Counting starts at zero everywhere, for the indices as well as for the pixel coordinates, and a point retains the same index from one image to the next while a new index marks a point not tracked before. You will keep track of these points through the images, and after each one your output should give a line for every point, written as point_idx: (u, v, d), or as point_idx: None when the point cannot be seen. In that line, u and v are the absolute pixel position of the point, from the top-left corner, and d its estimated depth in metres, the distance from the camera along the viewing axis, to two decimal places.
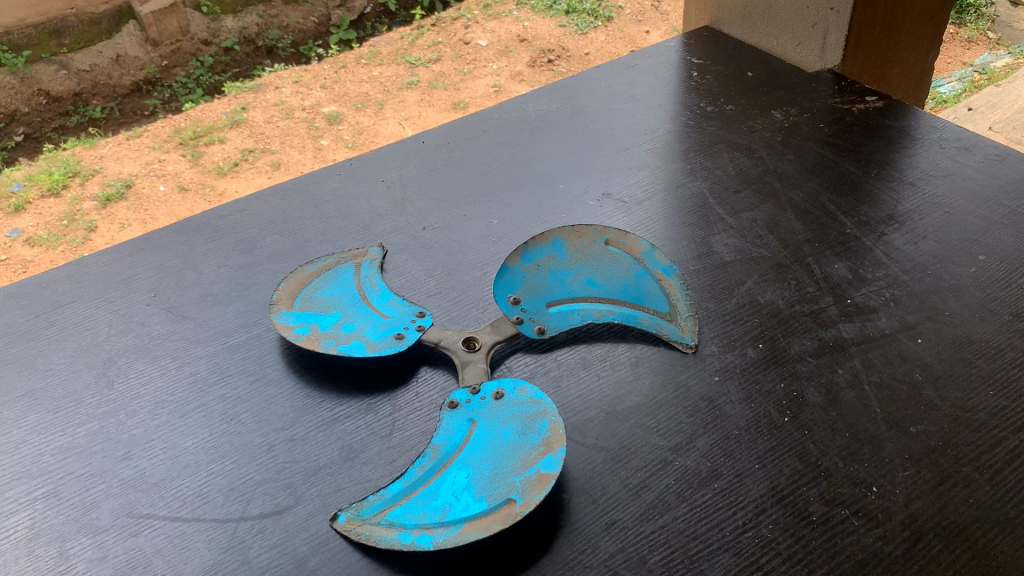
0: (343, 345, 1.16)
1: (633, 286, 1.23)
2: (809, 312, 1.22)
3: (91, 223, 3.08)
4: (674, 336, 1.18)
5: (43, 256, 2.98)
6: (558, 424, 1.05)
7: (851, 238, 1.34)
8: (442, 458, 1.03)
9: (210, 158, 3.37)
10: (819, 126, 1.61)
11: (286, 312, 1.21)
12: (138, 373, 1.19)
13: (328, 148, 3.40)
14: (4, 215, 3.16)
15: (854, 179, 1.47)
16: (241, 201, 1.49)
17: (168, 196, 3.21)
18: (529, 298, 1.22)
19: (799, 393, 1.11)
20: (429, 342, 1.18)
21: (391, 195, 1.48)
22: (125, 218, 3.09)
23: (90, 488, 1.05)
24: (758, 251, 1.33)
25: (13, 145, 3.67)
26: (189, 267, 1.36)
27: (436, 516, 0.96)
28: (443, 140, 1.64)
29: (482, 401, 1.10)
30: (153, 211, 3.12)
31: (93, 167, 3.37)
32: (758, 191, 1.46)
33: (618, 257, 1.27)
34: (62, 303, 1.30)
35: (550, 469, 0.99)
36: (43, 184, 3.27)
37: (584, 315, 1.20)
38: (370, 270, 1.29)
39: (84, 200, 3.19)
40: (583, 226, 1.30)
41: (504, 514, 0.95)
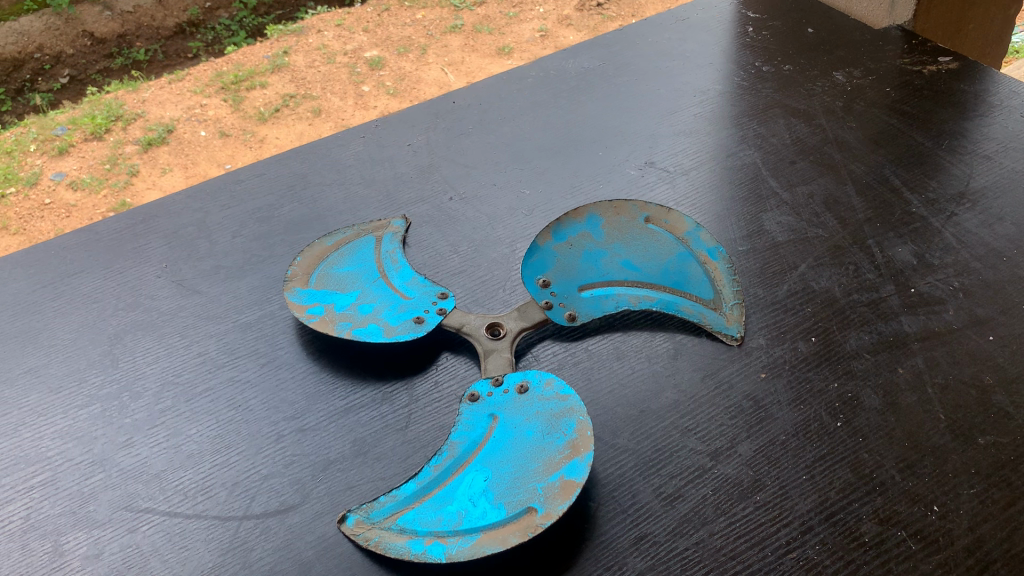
0: (359, 329, 1.08)
1: (674, 269, 1.12)
2: (868, 302, 1.11)
3: (135, 167, 2.68)
4: (717, 327, 1.09)
5: (85, 205, 2.61)
6: (585, 425, 0.96)
7: (917, 218, 1.22)
8: (459, 457, 0.95)
9: (251, 103, 2.93)
10: (886, 89, 1.47)
11: (300, 290, 1.14)
12: (143, 351, 1.13)
13: (369, 95, 2.98)
14: (46, 157, 2.77)
15: (922, 150, 1.34)
16: (259, 164, 1.41)
17: (213, 145, 2.79)
18: (560, 281, 1.12)
19: (854, 395, 1.01)
20: (451, 327, 1.10)
21: (419, 161, 1.39)
22: (168, 162, 2.71)
23: (89, 478, 0.99)
24: (814, 231, 1.21)
25: (57, 87, 3.15)
26: (203, 235, 1.28)
27: (451, 524, 0.88)
28: (476, 100, 1.53)
29: (505, 395, 1.01)
30: (196, 157, 2.73)
31: (137, 112, 2.90)
32: (816, 163, 1.33)
33: (659, 235, 1.16)
34: (70, 274, 1.24)
35: (575, 477, 0.91)
36: (86, 129, 2.84)
37: (619, 301, 1.10)
38: (392, 244, 1.21)
39: (128, 144, 2.77)
40: (621, 201, 1.20)
41: (523, 525, 0.87)
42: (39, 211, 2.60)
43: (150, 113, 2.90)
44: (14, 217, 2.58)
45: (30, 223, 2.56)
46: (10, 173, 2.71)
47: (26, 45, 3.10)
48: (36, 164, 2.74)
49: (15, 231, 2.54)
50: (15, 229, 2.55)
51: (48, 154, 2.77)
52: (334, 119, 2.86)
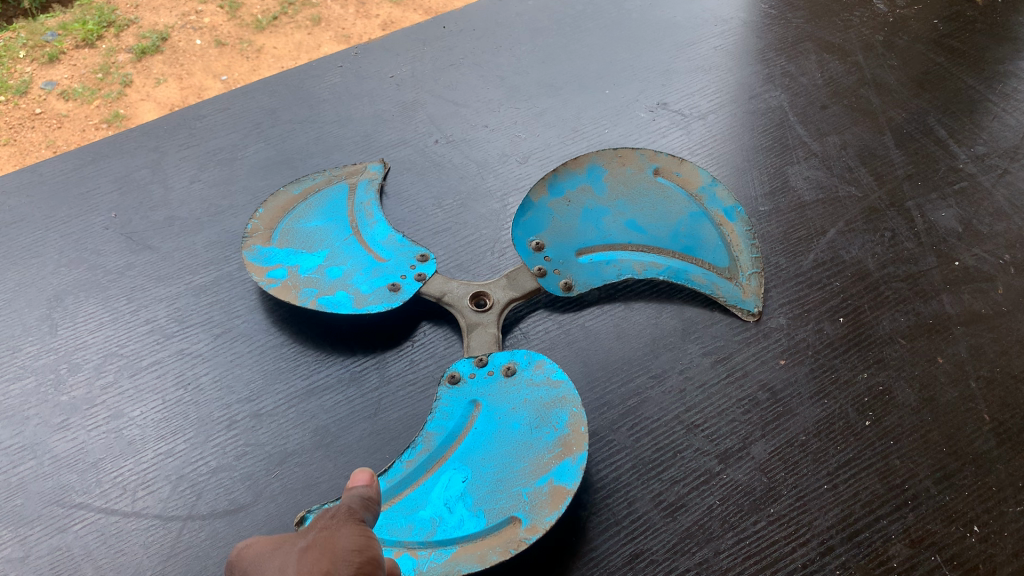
0: (325, 298, 0.94)
1: (685, 232, 0.98)
2: (905, 277, 0.98)
3: (130, 80, 1.77)
4: (732, 300, 0.95)
5: (78, 120, 1.71)
6: (580, 420, 0.83)
7: (964, 175, 1.08)
8: (434, 451, 0.82)
9: (248, 8, 1.98)
10: (932, 22, 1.31)
11: (261, 248, 0.99)
12: (86, 316, 1.00)
13: (372, 3, 2.05)
14: (30, 65, 1.80)
15: (972, 94, 1.18)
16: (223, 97, 1.26)
17: (211, 57, 1.85)
18: (555, 244, 0.98)
19: (886, 388, 0.88)
20: (430, 297, 0.97)
21: (402, 97, 1.24)
22: (161, 73, 1.79)
23: (17, 466, 0.88)
24: (845, 189, 1.07)
25: None
26: (157, 180, 1.15)
27: (422, 534, 0.75)
28: (470, 26, 1.36)
29: (489, 378, 0.88)
30: (196, 72, 1.81)
31: (129, 17, 1.89)
32: (851, 107, 1.18)
33: (669, 191, 1.02)
34: (8, 224, 1.10)
35: (566, 483, 0.79)
36: (77, 36, 1.85)
37: (622, 268, 0.97)
38: (368, 195, 1.06)
39: (121, 54, 1.82)
40: (627, 150, 1.05)
41: (505, 539, 0.75)
42: (27, 123, 1.71)
43: (137, 19, 1.89)
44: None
45: (20, 134, 1.69)
46: None
47: None
48: (26, 73, 1.78)
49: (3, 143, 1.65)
50: (3, 140, 1.67)
51: (37, 62, 1.80)
52: (334, 28, 1.95)
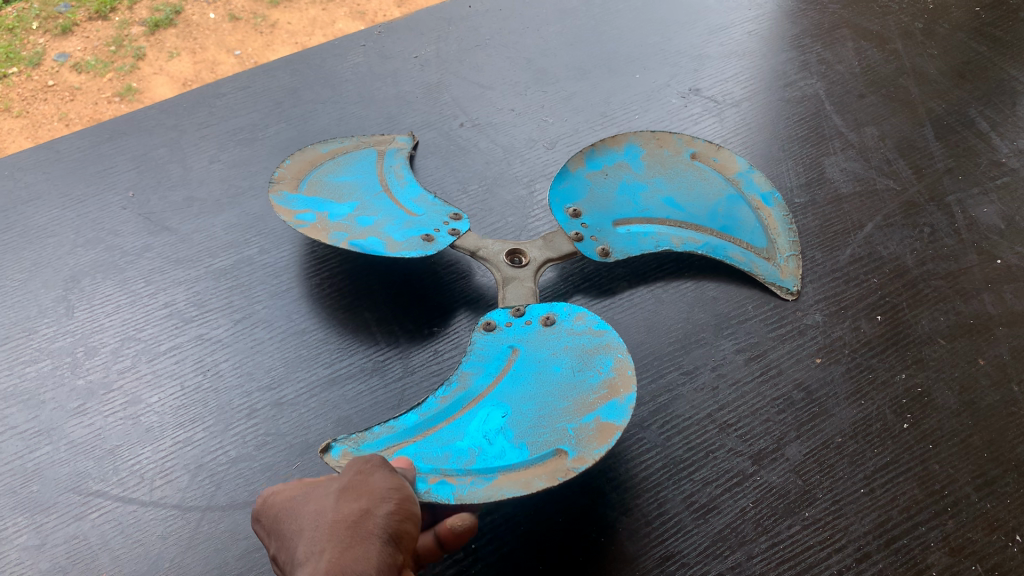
0: (357, 241, 0.91)
1: (723, 212, 0.96)
2: (945, 275, 0.95)
3: (142, 52, 1.76)
4: (770, 278, 0.94)
5: (90, 93, 1.69)
6: (625, 364, 0.80)
7: (1006, 170, 1.05)
8: (470, 389, 0.78)
9: None
10: (973, 10, 1.28)
11: (289, 194, 0.96)
12: (102, 299, 0.98)
13: None
14: (43, 37, 1.77)
15: (1014, 86, 1.15)
16: (243, 76, 1.23)
17: (224, 31, 1.84)
18: (592, 213, 0.95)
19: (924, 390, 0.86)
20: (465, 250, 0.95)
21: (427, 78, 1.21)
22: (175, 46, 1.78)
23: (34, 451, 0.86)
24: (883, 182, 1.04)
25: None
26: (176, 160, 1.12)
27: (461, 462, 0.72)
28: (496, 6, 1.33)
29: (526, 326, 0.84)
30: (208, 44, 1.79)
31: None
32: (888, 97, 1.15)
33: (706, 174, 1.00)
34: (25, 202, 1.08)
35: (614, 420, 0.75)
36: (91, 7, 1.82)
37: (659, 241, 0.94)
38: (398, 159, 1.04)
39: (134, 26, 1.80)
40: (664, 134, 1.03)
41: (551, 469, 0.71)
42: (40, 96, 1.68)
43: None
44: (11, 99, 1.66)
45: (31, 106, 1.66)
46: (6, 52, 1.72)
47: None
48: (39, 44, 1.75)
49: (16, 114, 1.63)
50: (15, 112, 1.64)
51: (50, 33, 1.77)
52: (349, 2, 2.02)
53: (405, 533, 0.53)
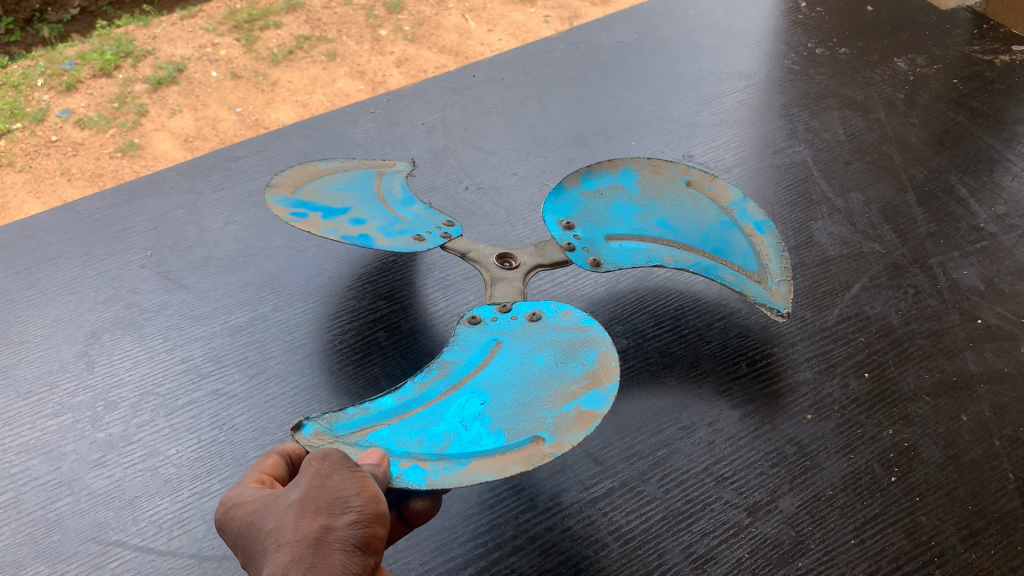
0: (348, 234, 0.96)
1: (715, 236, 1.00)
2: (929, 334, 0.99)
3: (143, 108, 2.12)
4: (761, 300, 0.94)
5: (93, 147, 2.04)
6: (610, 356, 0.83)
7: (985, 235, 1.10)
8: (450, 376, 0.81)
9: (264, 43, 2.35)
10: (951, 81, 1.34)
11: (285, 195, 1.00)
12: (122, 354, 1.02)
13: (387, 40, 2.44)
14: (50, 93, 2.17)
15: (991, 154, 1.21)
16: (258, 140, 1.30)
17: (226, 87, 2.21)
18: (585, 227, 1.01)
19: (911, 445, 0.90)
20: (455, 251, 1.01)
21: (433, 143, 1.27)
22: (178, 104, 2.14)
23: (55, 501, 0.89)
24: (869, 246, 1.09)
25: (68, 19, 2.44)
26: (193, 221, 1.17)
27: (435, 447, 0.73)
28: (499, 75, 1.40)
29: (511, 321, 0.88)
30: (206, 99, 2.17)
31: (146, 48, 2.28)
32: (873, 164, 1.21)
33: (701, 201, 1.04)
34: (46, 260, 1.13)
35: (595, 408, 0.78)
36: (94, 65, 2.23)
37: (651, 257, 0.98)
38: (395, 178, 1.09)
39: (136, 83, 2.18)
40: (663, 161, 1.08)
41: (527, 453, 0.73)
42: (42, 150, 2.04)
43: (155, 50, 2.28)
44: (16, 154, 2.02)
45: (35, 160, 2.01)
46: (12, 107, 2.12)
47: None
48: (43, 99, 2.15)
49: (19, 167, 1.98)
50: (20, 166, 1.99)
51: (54, 89, 2.18)
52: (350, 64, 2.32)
53: (372, 535, 0.57)
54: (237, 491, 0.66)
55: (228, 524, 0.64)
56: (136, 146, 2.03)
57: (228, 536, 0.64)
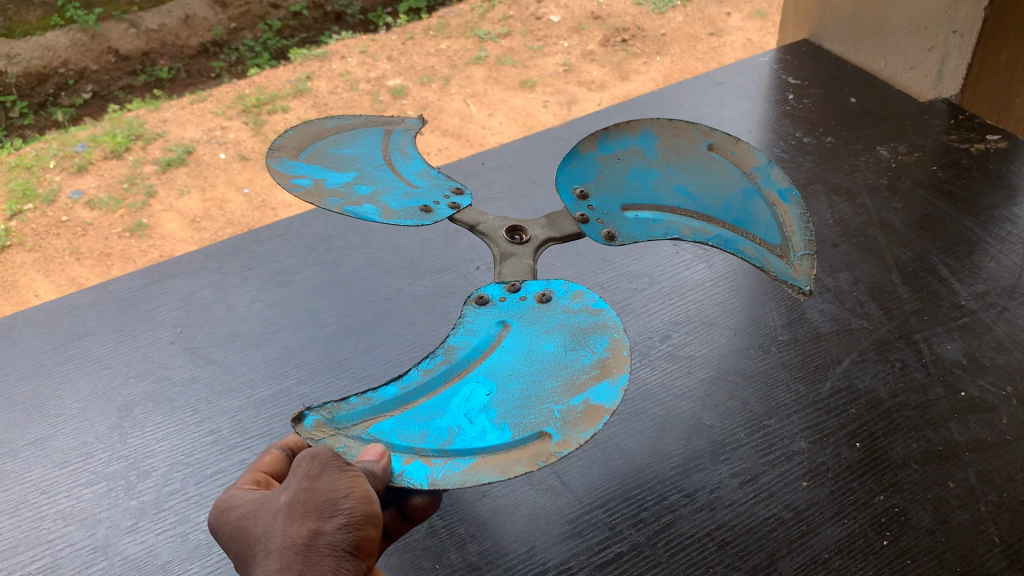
0: (350, 202, 1.09)
1: (736, 208, 1.10)
2: (916, 406, 1.05)
3: (151, 188, 2.66)
4: (784, 277, 1.04)
5: (102, 228, 2.54)
6: (620, 344, 0.87)
7: (966, 312, 1.17)
8: (456, 364, 0.85)
9: (273, 126, 2.89)
10: (931, 169, 1.43)
11: (292, 164, 1.14)
12: (153, 426, 1.08)
13: None
14: (65, 173, 2.72)
15: (970, 236, 1.29)
16: (282, 224, 1.38)
17: (233, 169, 2.76)
18: (603, 198, 1.12)
19: (901, 510, 0.95)
20: (465, 225, 1.12)
21: (446, 226, 1.35)
22: (185, 184, 2.69)
23: (90, 566, 0.94)
24: (858, 322, 1.16)
25: (81, 102, 3.06)
26: (220, 300, 1.24)
27: (439, 443, 0.77)
28: (506, 162, 1.49)
29: (519, 304, 0.94)
30: (212, 180, 2.71)
31: (157, 131, 2.89)
32: (859, 246, 1.29)
33: (721, 172, 1.14)
34: (81, 336, 1.19)
35: (603, 402, 0.80)
36: (105, 146, 2.82)
37: (669, 228, 1.08)
38: (402, 142, 1.22)
39: (144, 163, 2.75)
40: (682, 123, 1.18)
41: (533, 453, 0.76)
42: (52, 230, 2.54)
43: (164, 133, 2.89)
44: (26, 233, 2.53)
45: (45, 240, 2.51)
46: (25, 189, 2.65)
47: (49, 61, 3.01)
48: (54, 183, 2.68)
49: (30, 247, 2.50)
50: (29, 246, 2.50)
51: (66, 171, 2.72)
52: None
53: (361, 537, 0.67)
54: (229, 496, 0.77)
55: (220, 526, 0.75)
56: (144, 227, 2.54)
57: (220, 536, 0.74)
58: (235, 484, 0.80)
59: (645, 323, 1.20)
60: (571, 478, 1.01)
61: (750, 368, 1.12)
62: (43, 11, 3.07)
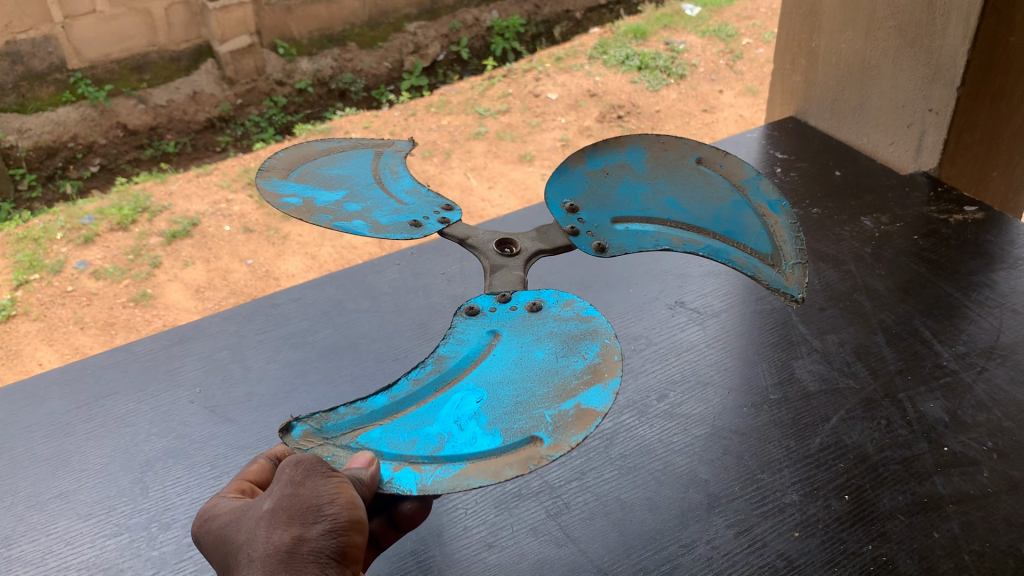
0: (339, 219, 1.18)
1: (726, 220, 1.22)
2: (901, 460, 1.10)
3: (156, 259, 2.84)
4: (776, 284, 1.15)
5: (106, 296, 2.71)
6: (610, 350, 0.93)
7: (948, 372, 1.23)
8: (445, 373, 0.91)
9: None
10: (912, 238, 1.50)
11: (285, 185, 1.24)
12: (173, 480, 1.12)
13: None
14: (71, 246, 2.93)
15: (950, 301, 1.35)
16: (296, 289, 1.45)
17: (238, 241, 2.93)
18: (595, 214, 1.24)
19: (888, 558, 0.99)
20: (455, 237, 1.22)
21: (453, 290, 1.42)
22: (190, 255, 2.88)
23: None
24: (845, 382, 1.22)
25: (88, 175, 3.62)
26: (237, 361, 1.30)
27: (428, 450, 0.81)
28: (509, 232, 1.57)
29: (507, 317, 1.01)
30: (217, 251, 2.89)
31: (162, 204, 3.14)
32: (845, 310, 1.36)
33: (712, 187, 1.27)
34: (105, 395, 1.26)
35: (595, 405, 0.85)
36: (113, 220, 3.03)
37: (658, 240, 1.19)
38: (393, 162, 1.34)
39: (150, 236, 2.96)
40: (670, 140, 1.34)
41: (524, 457, 0.80)
42: (59, 299, 2.71)
43: (171, 207, 3.13)
44: (33, 303, 2.69)
45: (50, 309, 2.67)
46: (33, 261, 2.85)
47: (60, 135, 3.53)
48: (60, 253, 2.89)
49: (35, 317, 2.64)
50: (35, 315, 2.65)
51: (73, 243, 2.94)
52: None
53: (345, 543, 0.72)
54: (213, 505, 0.83)
55: (203, 534, 0.81)
56: (148, 296, 2.70)
57: (203, 543, 0.80)
58: (218, 493, 0.85)
59: (642, 382, 1.26)
60: (574, 529, 1.06)
61: (744, 425, 1.17)
62: (55, 87, 3.53)
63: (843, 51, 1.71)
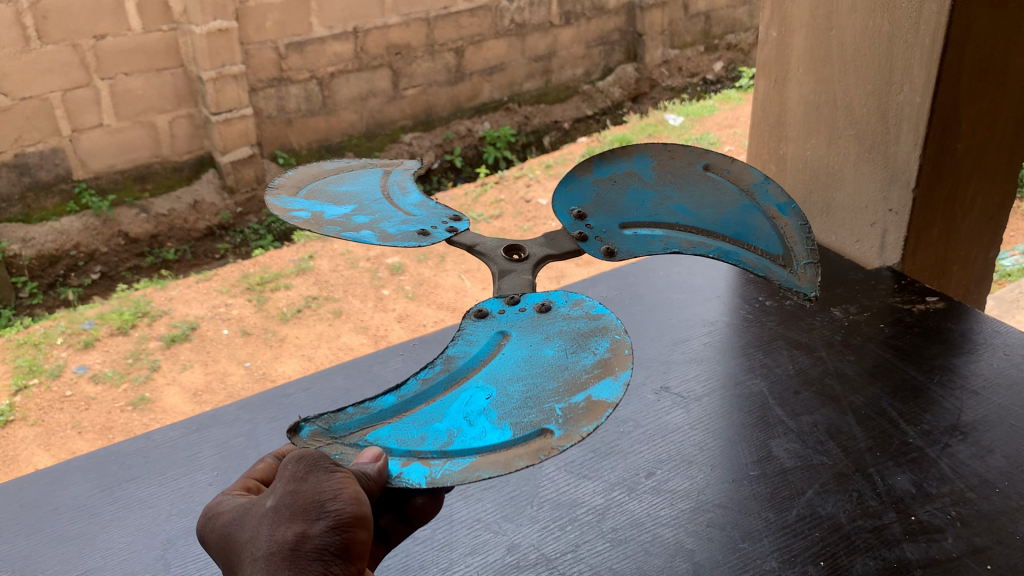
0: (346, 229, 1.29)
1: (734, 225, 1.35)
2: (872, 529, 1.19)
3: (154, 363, 2.94)
4: (789, 282, 1.28)
5: (105, 400, 2.79)
6: (617, 347, 1.03)
7: (914, 448, 1.32)
8: (455, 373, 1.01)
9: (274, 304, 3.25)
10: (879, 326, 1.62)
11: (294, 202, 1.36)
12: (193, 556, 1.19)
13: (391, 298, 3.27)
14: (72, 351, 3.03)
15: (915, 384, 1.46)
16: (307, 379, 1.55)
17: (235, 343, 3.04)
18: (604, 222, 1.36)
19: None
20: (463, 244, 1.31)
21: None
22: (188, 358, 2.97)
23: None
24: (819, 458, 1.32)
25: (90, 281, 3.75)
26: (252, 446, 1.39)
27: (439, 445, 0.89)
28: None
29: (514, 321, 1.11)
30: (215, 353, 2.99)
31: (162, 309, 3.26)
32: (818, 392, 1.46)
33: (722, 193, 1.41)
34: (127, 479, 1.35)
35: (606, 396, 0.94)
36: (113, 324, 3.16)
37: (667, 243, 1.32)
38: (400, 180, 1.46)
39: (150, 339, 3.07)
40: (676, 149, 1.48)
41: (535, 448, 0.87)
42: (58, 403, 2.79)
43: (169, 311, 3.25)
44: (32, 407, 2.77)
45: (48, 414, 2.74)
46: (32, 365, 2.95)
47: (61, 243, 3.67)
48: (60, 358, 2.99)
49: (34, 421, 2.71)
50: (33, 420, 2.72)
51: (73, 347, 3.05)
52: None
53: (345, 538, 0.79)
54: (218, 501, 0.91)
55: (206, 533, 0.90)
56: (146, 399, 2.78)
57: (207, 541, 0.89)
58: (227, 489, 0.94)
59: (631, 462, 1.35)
60: None
61: (725, 499, 1.26)
62: (60, 198, 3.67)
63: (809, 158, 1.87)
